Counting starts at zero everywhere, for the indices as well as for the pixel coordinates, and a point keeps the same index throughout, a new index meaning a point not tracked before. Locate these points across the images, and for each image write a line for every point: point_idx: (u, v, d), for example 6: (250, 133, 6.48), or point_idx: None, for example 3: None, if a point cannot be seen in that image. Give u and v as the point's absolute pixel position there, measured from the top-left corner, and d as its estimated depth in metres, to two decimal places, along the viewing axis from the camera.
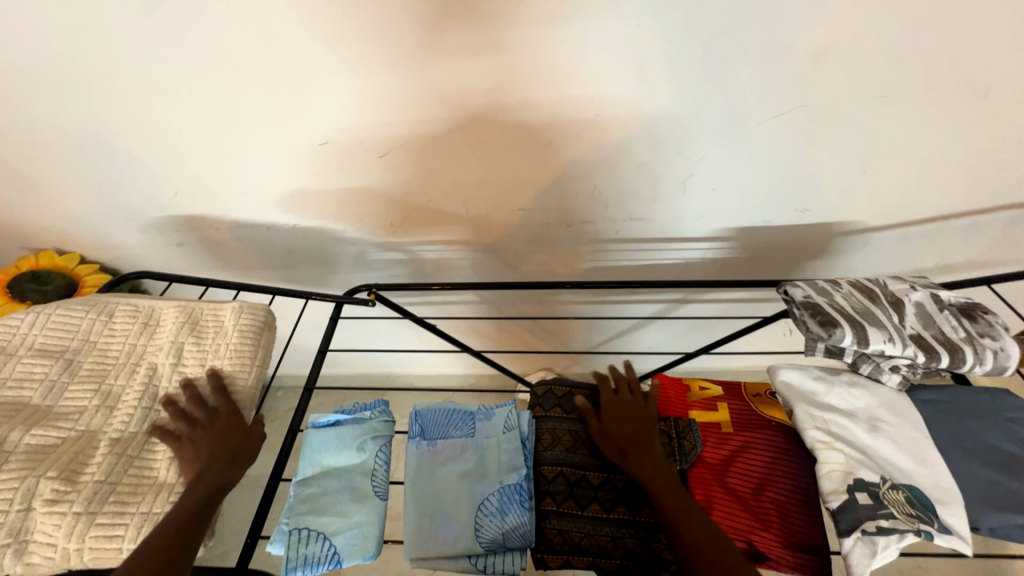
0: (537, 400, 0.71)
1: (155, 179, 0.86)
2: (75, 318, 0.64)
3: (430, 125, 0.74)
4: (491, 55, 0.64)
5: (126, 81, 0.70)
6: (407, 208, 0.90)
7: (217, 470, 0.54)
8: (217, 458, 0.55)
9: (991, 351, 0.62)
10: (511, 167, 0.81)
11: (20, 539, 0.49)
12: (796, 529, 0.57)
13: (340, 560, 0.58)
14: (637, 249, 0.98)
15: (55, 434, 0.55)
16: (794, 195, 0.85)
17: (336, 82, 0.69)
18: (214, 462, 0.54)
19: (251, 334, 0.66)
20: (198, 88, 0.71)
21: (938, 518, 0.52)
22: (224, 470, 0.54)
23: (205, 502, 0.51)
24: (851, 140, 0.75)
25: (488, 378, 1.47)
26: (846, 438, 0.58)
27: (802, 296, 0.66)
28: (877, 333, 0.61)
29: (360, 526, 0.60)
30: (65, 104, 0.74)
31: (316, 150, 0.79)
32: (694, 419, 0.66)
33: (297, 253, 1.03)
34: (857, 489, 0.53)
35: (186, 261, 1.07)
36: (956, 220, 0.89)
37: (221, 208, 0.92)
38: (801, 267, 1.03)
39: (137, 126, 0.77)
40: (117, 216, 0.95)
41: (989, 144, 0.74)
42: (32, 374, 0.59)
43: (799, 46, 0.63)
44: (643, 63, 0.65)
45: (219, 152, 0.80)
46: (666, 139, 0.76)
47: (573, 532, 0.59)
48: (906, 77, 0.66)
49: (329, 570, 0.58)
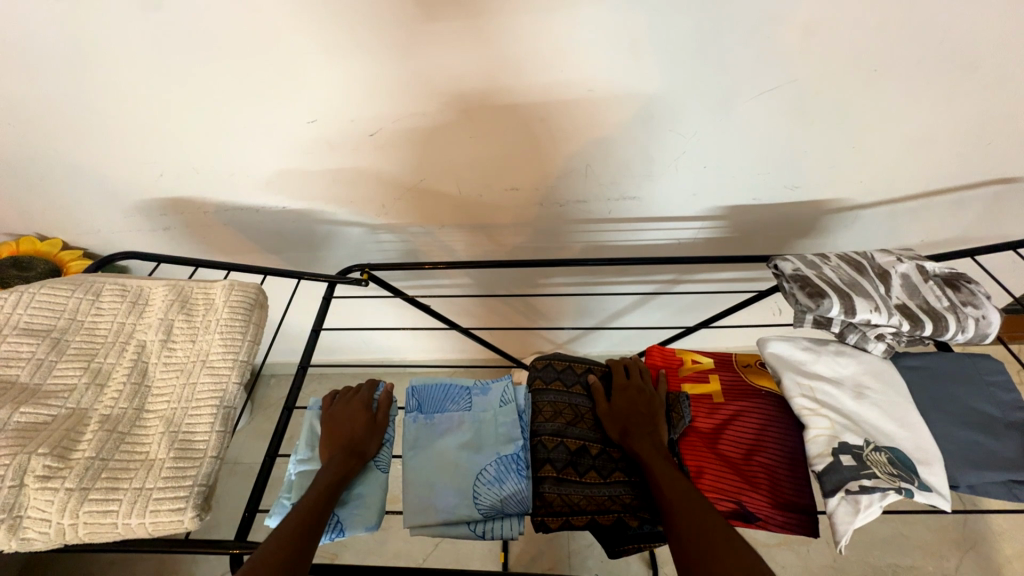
0: (536, 373, 0.71)
1: (137, 160, 0.84)
2: (61, 297, 0.63)
3: (419, 102, 0.73)
4: (480, 28, 0.63)
5: (101, 57, 0.67)
6: (399, 188, 0.89)
7: (329, 478, 0.59)
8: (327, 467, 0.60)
9: (973, 319, 0.63)
10: (504, 147, 0.80)
11: (13, 516, 0.49)
12: (784, 491, 0.58)
13: (343, 529, 0.59)
14: (629, 228, 0.99)
15: (46, 411, 0.55)
16: (784, 172, 0.86)
17: (322, 59, 0.67)
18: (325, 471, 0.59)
19: (243, 312, 0.65)
20: (178, 64, 0.68)
21: (918, 477, 0.54)
22: (332, 467, 0.60)
23: (317, 500, 0.56)
24: (842, 116, 0.75)
25: (482, 360, 1.48)
26: (832, 404, 0.59)
27: (791, 269, 0.67)
28: (863, 303, 0.62)
29: (363, 497, 0.61)
30: (38, 83, 0.71)
31: (304, 129, 0.77)
32: (685, 391, 0.68)
33: (288, 236, 1.02)
34: (841, 452, 0.55)
35: (174, 245, 1.05)
36: (941, 196, 0.90)
37: (207, 191, 0.90)
38: (790, 244, 1.04)
39: (116, 105, 0.74)
40: (100, 200, 0.93)
41: (977, 118, 0.75)
42: (19, 353, 0.58)
43: (794, 20, 0.62)
44: (636, 38, 0.64)
45: (204, 132, 0.78)
46: (658, 118, 0.75)
47: (573, 495, 0.60)
48: (897, 51, 0.66)
49: (334, 539, 0.59)
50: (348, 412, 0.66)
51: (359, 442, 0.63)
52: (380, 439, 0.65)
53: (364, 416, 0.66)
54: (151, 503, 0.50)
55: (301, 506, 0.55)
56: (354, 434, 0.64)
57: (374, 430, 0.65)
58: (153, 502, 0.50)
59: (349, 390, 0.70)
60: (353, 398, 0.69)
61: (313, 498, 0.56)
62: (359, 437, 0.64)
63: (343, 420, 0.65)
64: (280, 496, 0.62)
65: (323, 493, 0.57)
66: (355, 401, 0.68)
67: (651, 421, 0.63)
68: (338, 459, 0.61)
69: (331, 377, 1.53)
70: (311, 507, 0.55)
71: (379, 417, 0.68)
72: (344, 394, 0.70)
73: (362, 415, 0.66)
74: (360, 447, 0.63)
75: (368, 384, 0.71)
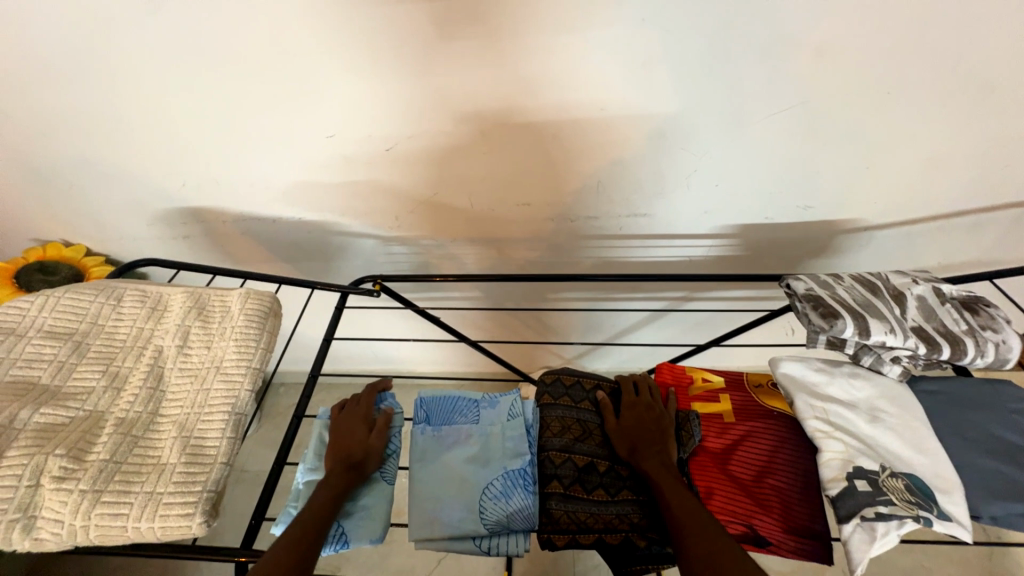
0: (545, 387, 0.71)
1: (163, 171, 0.87)
2: (85, 302, 0.65)
3: (435, 119, 0.75)
4: (498, 49, 0.65)
5: (135, 71, 0.71)
6: (413, 202, 0.91)
7: (337, 489, 0.59)
8: (336, 477, 0.60)
9: (993, 343, 0.62)
10: (517, 164, 0.82)
11: (27, 515, 0.49)
12: (797, 516, 0.57)
13: (347, 541, 0.59)
14: (640, 245, 0.99)
15: (64, 413, 0.56)
16: (797, 192, 0.86)
17: (345, 77, 0.70)
18: (333, 482, 0.59)
19: (257, 319, 0.66)
20: (207, 79, 0.71)
21: (938, 505, 0.52)
22: (340, 478, 0.60)
23: (324, 510, 0.56)
24: (854, 137, 0.76)
25: (489, 374, 1.47)
26: (846, 427, 0.58)
27: (804, 289, 0.67)
28: (878, 324, 0.61)
29: (369, 508, 0.61)
30: (75, 96, 0.75)
31: (323, 143, 0.80)
32: (695, 410, 0.67)
33: (303, 247, 1.04)
34: (856, 476, 0.54)
35: (193, 253, 1.08)
36: (957, 218, 0.90)
37: (228, 201, 0.93)
38: (802, 264, 1.03)
39: (145, 117, 0.78)
40: (125, 208, 0.96)
41: (993, 141, 0.75)
42: (41, 354, 0.60)
43: (805, 43, 0.63)
44: (649, 60, 0.66)
45: (227, 144, 0.81)
46: (670, 136, 0.76)
47: (580, 512, 0.59)
48: (909, 73, 0.66)
49: (337, 550, 0.58)
50: (355, 422, 0.67)
51: (366, 452, 0.63)
52: (386, 449, 0.66)
53: (372, 428, 0.66)
54: (161, 507, 0.51)
55: (307, 516, 0.56)
56: (361, 444, 0.64)
57: (380, 440, 0.65)
58: (163, 506, 0.51)
59: (356, 400, 0.71)
60: (361, 408, 0.69)
61: (319, 508, 0.56)
62: (366, 448, 0.64)
63: (351, 430, 0.66)
64: (287, 505, 0.62)
65: (330, 504, 0.57)
66: (363, 412, 0.68)
67: (660, 439, 0.62)
68: (345, 469, 0.61)
69: (339, 387, 1.53)
70: (317, 517, 0.56)
71: (386, 427, 0.68)
72: (352, 403, 0.70)
73: (369, 425, 0.66)
74: (366, 457, 0.63)
75: (376, 394, 0.72)
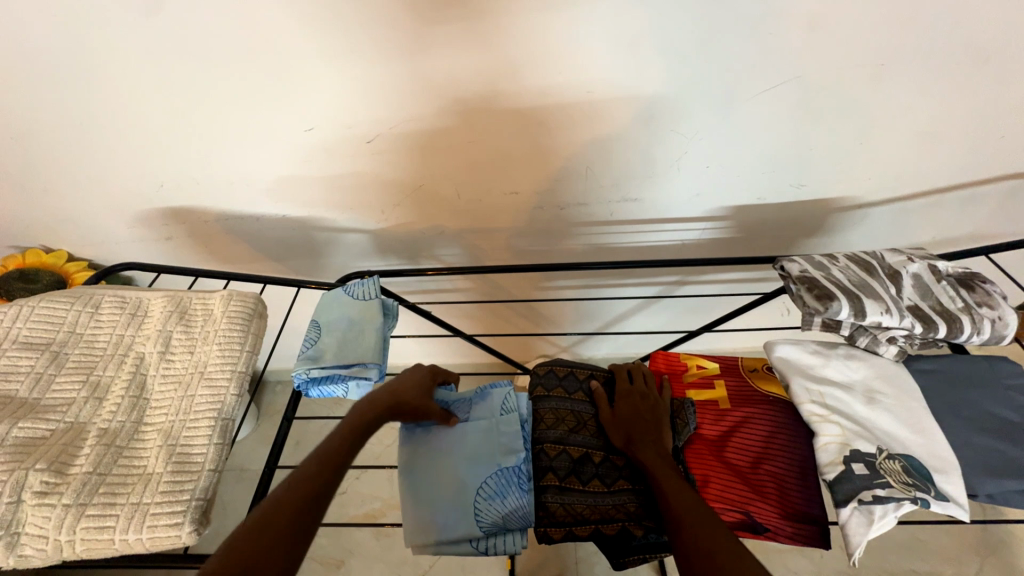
0: (538, 379, 0.71)
1: (138, 171, 0.84)
2: (61, 310, 0.63)
3: (416, 107, 0.72)
4: (479, 35, 0.63)
5: (98, 67, 0.67)
6: (398, 195, 0.89)
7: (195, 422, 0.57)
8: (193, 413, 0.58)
9: (989, 320, 0.61)
10: (504, 152, 0.80)
11: (11, 532, 0.48)
12: (793, 501, 0.57)
13: (367, 361, 0.66)
14: (632, 230, 0.97)
15: (44, 426, 0.55)
16: (789, 170, 0.84)
17: (323, 70, 0.67)
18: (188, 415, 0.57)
19: (240, 322, 0.65)
20: (172, 72, 0.68)
21: (935, 486, 0.52)
22: (190, 409, 0.58)
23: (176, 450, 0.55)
24: (845, 114, 0.74)
25: (485, 365, 1.46)
26: (842, 410, 0.58)
27: (798, 271, 0.66)
28: (873, 305, 0.60)
29: (360, 341, 0.68)
30: (35, 95, 0.71)
31: (299, 137, 0.77)
32: (690, 398, 0.66)
33: (288, 244, 1.02)
34: (853, 460, 0.53)
35: (176, 255, 1.05)
36: (952, 192, 0.88)
37: (209, 200, 0.90)
38: (797, 245, 1.02)
39: (112, 115, 0.74)
40: (101, 211, 0.93)
41: (988, 111, 0.73)
42: (18, 367, 0.59)
43: (796, 15, 0.61)
44: (634, 41, 0.64)
45: (203, 141, 0.78)
46: (660, 119, 0.74)
47: (575, 504, 0.60)
48: (904, 44, 0.64)
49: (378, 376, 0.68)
50: (210, 333, 0.63)
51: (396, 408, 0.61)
52: (244, 352, 0.63)
53: (224, 335, 0.63)
54: (149, 518, 0.50)
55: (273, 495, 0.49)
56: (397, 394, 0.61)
57: (231, 344, 0.63)
58: (150, 517, 0.50)
59: (208, 313, 0.65)
60: (212, 322, 0.65)
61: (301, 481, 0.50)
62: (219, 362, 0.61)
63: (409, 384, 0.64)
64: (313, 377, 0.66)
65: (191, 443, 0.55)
66: (217, 322, 0.64)
67: (654, 427, 0.62)
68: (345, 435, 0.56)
69: None
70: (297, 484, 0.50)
71: (236, 330, 0.64)
72: (206, 318, 0.65)
73: (230, 335, 0.63)
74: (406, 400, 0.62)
75: (222, 299, 0.66)
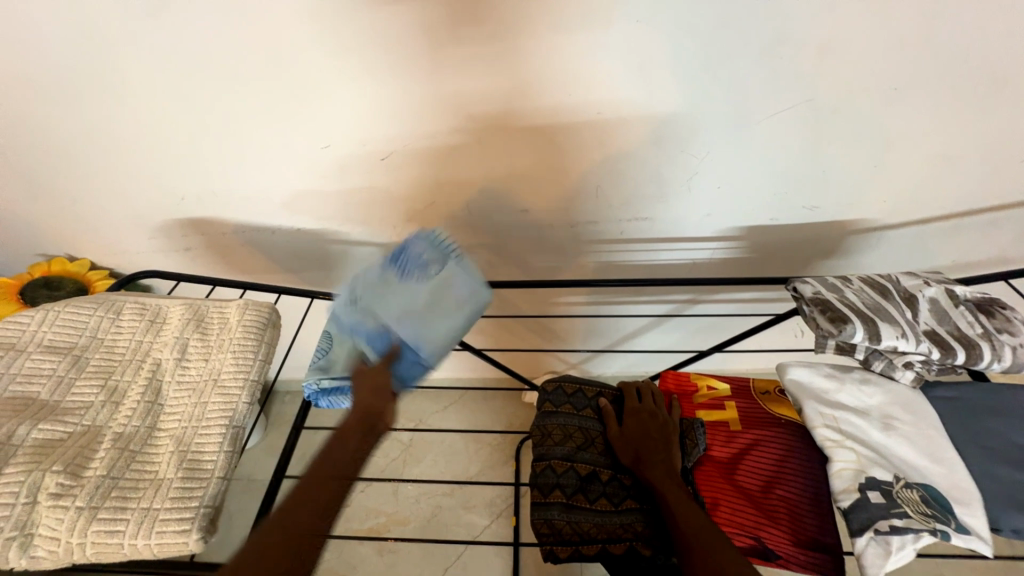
0: (546, 395, 0.70)
1: (164, 184, 0.87)
2: (84, 316, 0.65)
3: (434, 125, 0.74)
4: (497, 58, 0.65)
5: (134, 85, 0.71)
6: (413, 210, 0.90)
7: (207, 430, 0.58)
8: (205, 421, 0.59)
9: (1009, 347, 0.60)
10: (518, 170, 0.81)
11: (24, 533, 0.49)
12: (806, 528, 0.55)
13: None
14: (644, 248, 0.97)
15: (62, 428, 0.56)
16: (803, 192, 0.84)
17: (345, 90, 0.70)
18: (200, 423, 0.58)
19: (255, 332, 0.66)
20: (203, 91, 0.71)
21: (955, 518, 0.51)
22: (202, 416, 0.59)
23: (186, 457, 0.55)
24: (859, 137, 0.74)
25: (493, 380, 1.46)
26: (857, 436, 0.56)
27: (811, 292, 0.65)
28: (889, 329, 0.59)
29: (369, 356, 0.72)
30: (74, 111, 0.75)
31: (320, 153, 0.80)
32: (700, 418, 0.65)
33: (304, 256, 1.04)
34: (868, 488, 0.52)
35: (194, 265, 1.08)
36: (969, 217, 0.87)
37: (230, 212, 0.93)
38: (811, 266, 1.01)
39: (142, 130, 0.78)
40: (126, 222, 0.96)
41: (1003, 136, 0.73)
42: (40, 369, 0.60)
43: (805, 41, 0.62)
44: (647, 64, 0.65)
45: (228, 156, 0.81)
46: (672, 140, 0.75)
47: (582, 523, 0.60)
48: (916, 69, 0.65)
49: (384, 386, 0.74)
50: (224, 341, 0.65)
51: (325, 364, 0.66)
52: (258, 362, 0.64)
53: (238, 344, 0.64)
54: (158, 524, 0.50)
55: None
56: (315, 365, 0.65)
57: (244, 353, 0.64)
58: (159, 523, 0.50)
59: (223, 322, 0.67)
60: (227, 330, 0.66)
61: None
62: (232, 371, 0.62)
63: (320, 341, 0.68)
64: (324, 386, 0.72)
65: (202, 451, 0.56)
66: (232, 331, 0.65)
67: (664, 447, 0.61)
68: None
69: None
70: None
71: (249, 339, 0.65)
72: (221, 327, 0.66)
73: (244, 344, 0.64)
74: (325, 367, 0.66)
75: (237, 309, 0.68)
